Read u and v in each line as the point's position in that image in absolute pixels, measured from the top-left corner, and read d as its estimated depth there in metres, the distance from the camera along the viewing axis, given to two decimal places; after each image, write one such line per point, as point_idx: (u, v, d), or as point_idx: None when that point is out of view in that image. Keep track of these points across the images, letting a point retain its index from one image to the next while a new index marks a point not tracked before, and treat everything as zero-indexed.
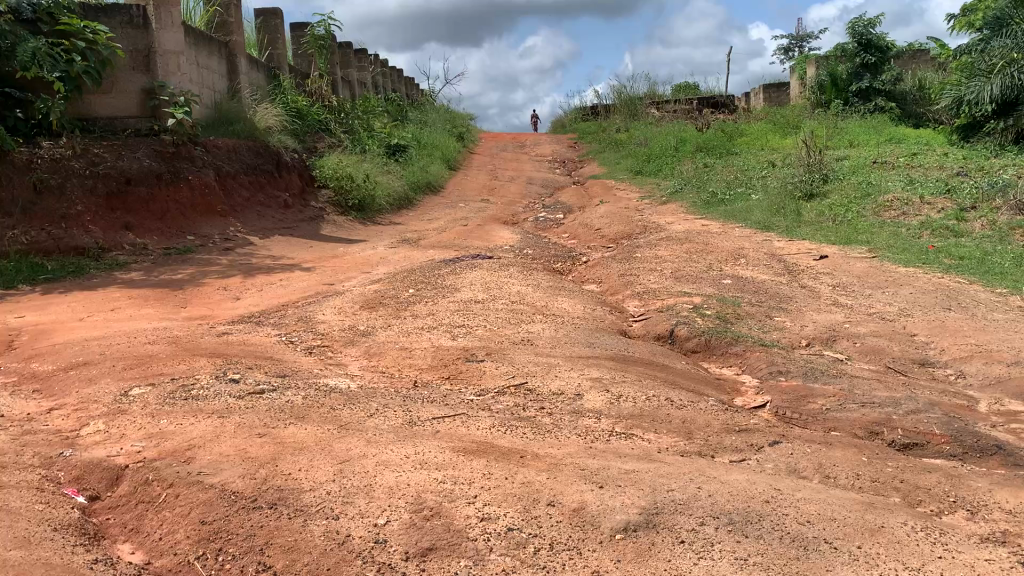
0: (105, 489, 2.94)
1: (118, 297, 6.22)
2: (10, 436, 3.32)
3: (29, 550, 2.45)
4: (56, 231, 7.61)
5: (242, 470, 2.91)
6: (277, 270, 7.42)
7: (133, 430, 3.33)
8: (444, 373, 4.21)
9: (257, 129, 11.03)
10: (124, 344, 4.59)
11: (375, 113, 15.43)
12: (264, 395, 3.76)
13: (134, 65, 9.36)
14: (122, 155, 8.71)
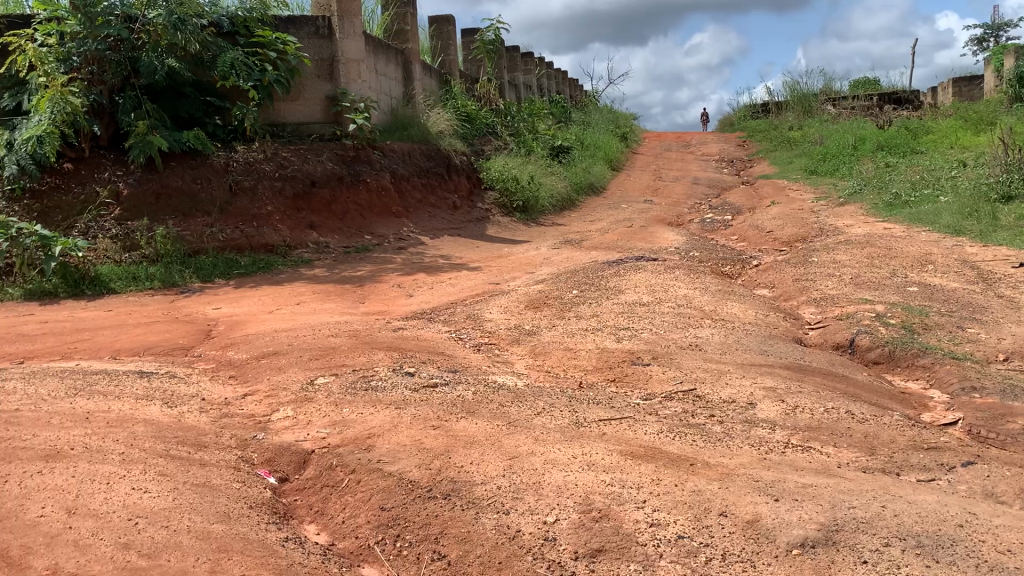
0: (293, 472, 3.15)
1: (303, 291, 6.63)
2: (211, 417, 3.62)
3: (229, 524, 2.66)
4: (249, 229, 8.18)
5: (418, 460, 3.03)
6: (448, 269, 7.66)
7: (319, 417, 3.55)
8: (610, 376, 4.20)
9: (430, 132, 11.44)
10: (309, 336, 4.88)
11: (541, 116, 15.62)
12: (437, 389, 3.90)
13: (319, 73, 9.94)
14: (307, 159, 9.28)
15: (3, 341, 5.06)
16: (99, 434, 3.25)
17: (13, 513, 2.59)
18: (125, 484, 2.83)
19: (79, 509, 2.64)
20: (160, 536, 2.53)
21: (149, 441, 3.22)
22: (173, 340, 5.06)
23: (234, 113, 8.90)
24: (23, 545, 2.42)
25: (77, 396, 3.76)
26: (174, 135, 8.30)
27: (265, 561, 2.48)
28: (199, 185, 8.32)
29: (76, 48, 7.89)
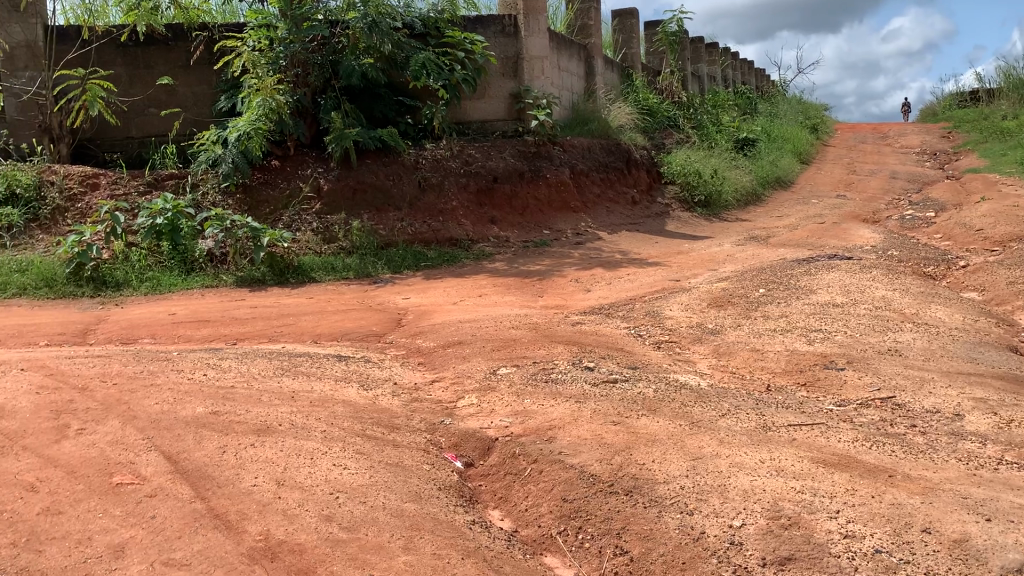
0: (478, 457, 3.25)
1: (484, 284, 6.81)
2: (402, 401, 3.80)
3: (421, 504, 2.80)
4: (435, 223, 8.50)
5: (600, 455, 3.04)
6: (627, 265, 7.62)
7: (502, 407, 3.64)
8: (800, 379, 4.04)
9: (612, 126, 11.41)
10: (492, 328, 5.01)
11: (725, 108, 15.21)
12: (617, 384, 3.90)
13: (504, 71, 10.16)
14: (491, 155, 9.52)
15: (218, 324, 5.54)
16: (303, 412, 3.50)
17: (229, 481, 2.84)
18: (327, 459, 3.03)
19: (287, 481, 2.85)
20: (358, 511, 2.70)
21: (347, 420, 3.43)
22: (367, 327, 5.35)
23: (424, 112, 9.32)
24: (239, 510, 2.66)
25: (283, 376, 4.06)
26: (370, 132, 8.75)
27: (455, 542, 2.59)
28: (391, 181, 8.74)
29: (283, 51, 8.42)
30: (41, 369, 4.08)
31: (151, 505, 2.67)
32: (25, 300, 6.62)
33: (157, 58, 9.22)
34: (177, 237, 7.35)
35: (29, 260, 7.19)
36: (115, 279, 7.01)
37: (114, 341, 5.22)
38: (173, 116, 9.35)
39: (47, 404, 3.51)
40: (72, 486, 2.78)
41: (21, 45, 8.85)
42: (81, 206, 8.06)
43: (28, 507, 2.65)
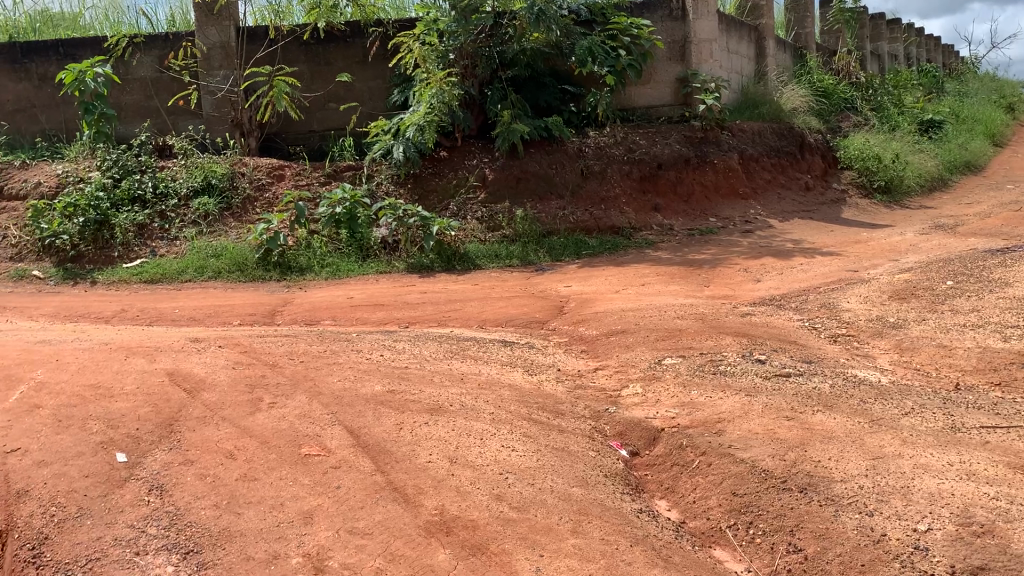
0: (644, 447, 3.24)
1: (648, 273, 6.74)
2: (567, 387, 3.84)
3: (588, 489, 2.84)
4: (598, 211, 8.49)
5: (772, 450, 2.96)
6: (799, 254, 7.31)
7: (667, 397, 3.61)
8: (993, 379, 3.76)
9: (784, 110, 10.97)
10: (657, 317, 4.97)
11: (909, 88, 14.27)
12: (790, 378, 3.77)
13: (671, 55, 9.99)
14: (656, 142, 9.40)
15: (391, 308, 5.79)
16: (472, 394, 3.61)
17: (406, 456, 2.98)
18: (496, 441, 3.12)
19: (459, 459, 2.96)
20: (527, 493, 2.77)
21: (514, 404, 3.51)
22: (531, 314, 5.43)
23: (589, 100, 9.31)
24: (416, 485, 2.79)
25: (452, 359, 4.20)
26: (535, 122, 8.85)
27: (623, 529, 2.61)
28: (554, 169, 8.82)
29: (452, 44, 8.63)
30: (237, 346, 4.42)
31: (335, 476, 2.86)
32: (220, 283, 7.19)
33: (337, 54, 9.71)
34: (354, 225, 7.74)
35: (223, 246, 7.78)
36: (298, 264, 7.47)
37: (298, 322, 5.58)
38: (350, 109, 9.82)
39: (242, 378, 3.81)
40: (265, 455, 3.01)
41: (217, 46, 9.56)
42: (268, 196, 8.68)
43: (228, 472, 2.90)
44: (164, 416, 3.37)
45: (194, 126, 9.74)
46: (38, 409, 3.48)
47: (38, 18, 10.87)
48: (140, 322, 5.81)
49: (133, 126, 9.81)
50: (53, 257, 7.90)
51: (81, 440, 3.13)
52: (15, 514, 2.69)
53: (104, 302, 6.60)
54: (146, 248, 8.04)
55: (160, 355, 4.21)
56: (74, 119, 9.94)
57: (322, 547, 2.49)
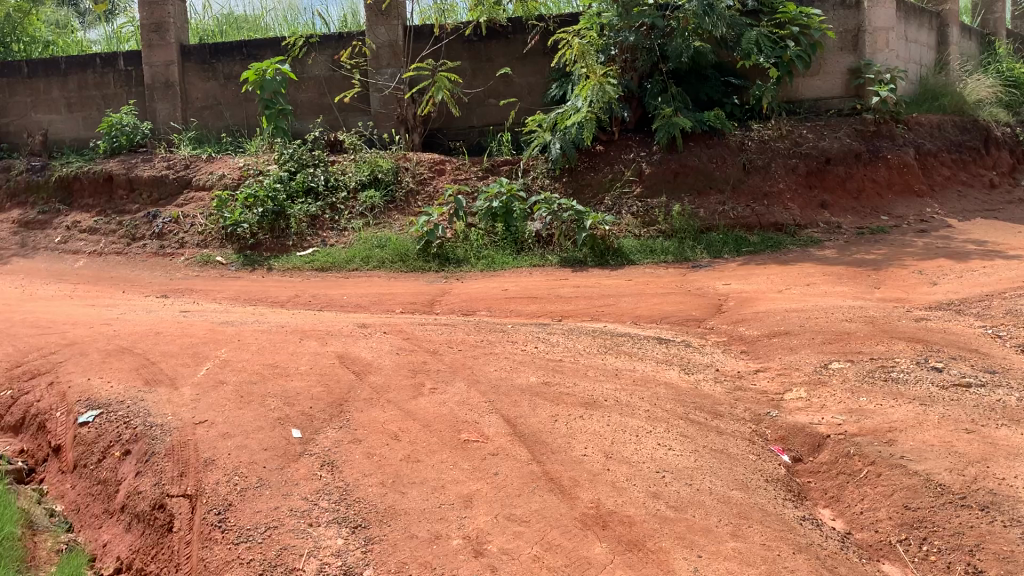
0: (807, 453, 3.13)
1: (813, 272, 6.48)
2: (726, 388, 3.76)
3: (748, 493, 2.79)
4: (759, 207, 8.23)
5: (949, 463, 2.79)
6: (980, 257, 6.82)
7: (833, 403, 3.46)
8: None
9: (967, 101, 10.23)
10: (823, 319, 4.76)
11: None
12: (971, 389, 3.53)
13: (843, 45, 9.54)
14: (824, 136, 9.00)
15: (546, 301, 5.85)
16: (628, 390, 3.60)
17: (562, 448, 3.01)
18: (652, 439, 3.10)
19: (615, 455, 2.96)
20: (685, 492, 2.75)
21: (670, 402, 3.47)
22: (688, 311, 5.34)
23: (753, 92, 9.03)
24: (572, 477, 2.81)
25: (607, 354, 4.21)
26: (696, 116, 8.70)
27: (785, 535, 2.56)
28: (715, 164, 8.61)
29: (612, 39, 8.69)
30: (400, 333, 4.61)
31: (494, 462, 2.93)
32: (384, 272, 7.51)
33: (498, 51, 9.88)
34: (510, 219, 7.88)
35: (387, 237, 8.11)
36: (456, 255, 7.68)
37: (456, 312, 5.75)
38: (510, 105, 9.97)
39: (406, 363, 3.96)
40: (428, 438, 3.13)
41: (385, 45, 9.94)
42: (429, 190, 8.97)
43: (393, 452, 3.03)
44: (334, 397, 3.56)
45: (363, 121, 10.19)
46: (223, 384, 3.77)
47: (225, 21, 11.67)
48: (311, 307, 6.16)
49: (307, 122, 10.38)
50: (234, 244, 8.50)
51: (261, 416, 3.37)
52: (204, 482, 2.94)
53: (279, 288, 7.04)
54: (317, 238, 8.49)
55: (331, 339, 4.45)
56: (255, 115, 10.57)
57: (481, 531, 2.56)
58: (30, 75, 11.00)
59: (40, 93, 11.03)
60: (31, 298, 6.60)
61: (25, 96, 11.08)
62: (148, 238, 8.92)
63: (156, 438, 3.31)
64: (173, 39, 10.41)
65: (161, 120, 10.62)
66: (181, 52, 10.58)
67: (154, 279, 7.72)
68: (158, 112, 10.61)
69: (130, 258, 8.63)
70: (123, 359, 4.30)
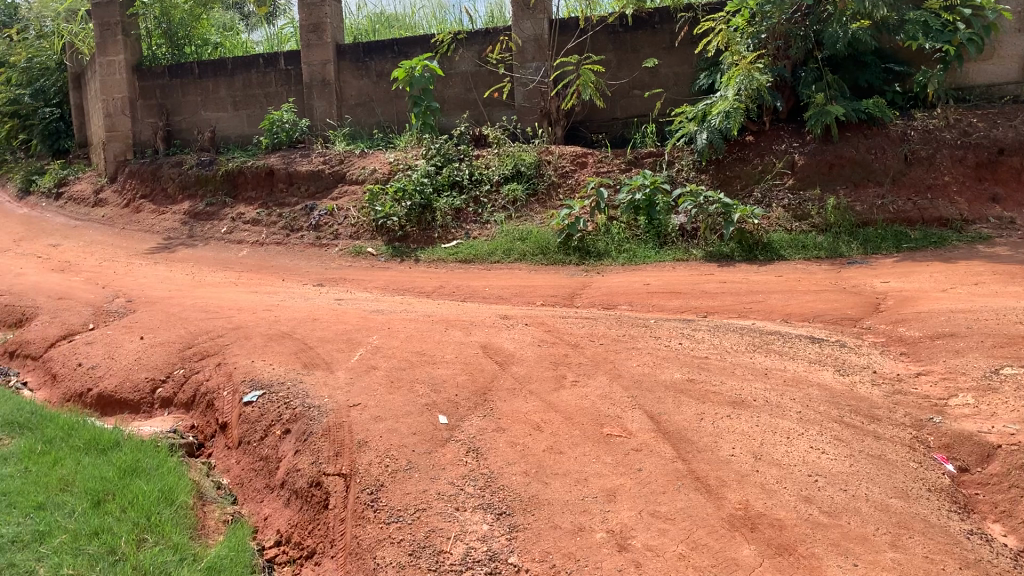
0: (975, 463, 2.93)
1: (982, 271, 6.04)
2: (884, 392, 3.57)
3: (909, 502, 2.65)
4: (922, 201, 7.76)
5: None
6: None
7: (1006, 412, 3.23)
8: None
9: None
10: (994, 321, 4.43)
11: None
12: None
13: (1021, 27, 8.83)
14: (998, 124, 8.33)
15: (691, 296, 5.74)
16: (778, 390, 3.49)
17: (708, 447, 2.95)
18: (804, 441, 2.99)
19: (764, 456, 2.88)
20: (839, 498, 2.64)
21: (823, 405, 3.34)
22: (842, 309, 5.11)
23: (917, 79, 8.50)
24: (719, 477, 2.76)
25: (755, 352, 4.09)
26: (852, 105, 8.25)
27: (950, 550, 2.43)
28: (873, 154, 8.15)
29: (764, 25, 8.38)
30: (541, 324, 4.64)
31: (638, 458, 2.91)
32: (525, 265, 7.60)
33: (644, 41, 9.75)
34: (653, 212, 7.74)
35: (529, 230, 8.18)
36: (597, 248, 7.66)
37: (597, 306, 5.73)
38: (655, 96, 9.82)
39: (548, 355, 3.99)
40: (571, 431, 3.14)
41: (531, 39, 9.97)
42: (571, 182, 8.91)
43: (537, 443, 3.06)
44: (478, 385, 3.63)
45: (507, 115, 10.33)
46: (374, 369, 3.92)
47: (378, 19, 12.08)
48: (456, 298, 6.30)
49: (454, 117, 10.64)
50: (383, 236, 8.83)
51: (410, 401, 3.48)
52: (357, 463, 3.08)
53: (425, 278, 7.24)
54: (461, 230, 8.67)
55: (475, 329, 4.54)
56: (404, 111, 10.89)
57: (626, 526, 2.55)
58: (200, 77, 11.80)
59: (209, 93, 11.82)
60: (200, 285, 7.09)
61: (196, 96, 11.90)
62: (304, 229, 9.39)
63: (314, 419, 3.49)
64: (330, 38, 10.87)
65: (317, 117, 11.13)
66: (337, 50, 11.03)
67: (311, 269, 8.13)
68: (315, 109, 11.12)
69: (288, 248, 9.12)
70: (282, 343, 4.55)
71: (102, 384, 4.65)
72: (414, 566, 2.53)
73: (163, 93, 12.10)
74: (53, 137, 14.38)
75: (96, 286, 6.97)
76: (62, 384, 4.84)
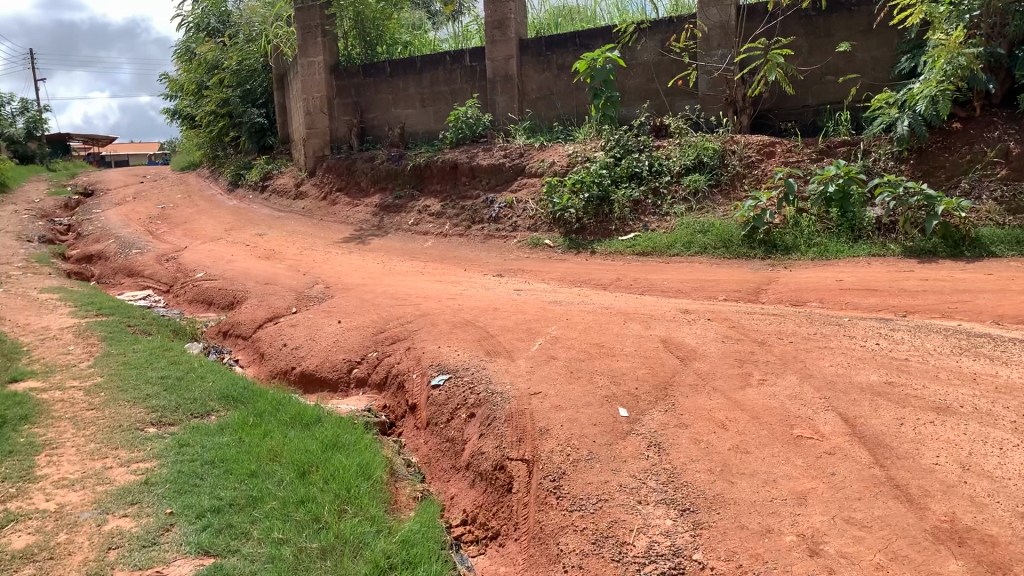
0: None
1: None
2: None
3: None
4: None
5: None
6: None
7: None
8: None
9: None
10: None
11: None
12: None
13: None
14: None
15: (887, 294, 5.40)
16: (988, 398, 3.22)
17: (909, 454, 2.78)
18: (1019, 454, 2.75)
19: (973, 467, 2.68)
20: None
21: None
22: None
23: None
24: (921, 486, 2.59)
25: (963, 356, 3.79)
26: None
27: None
28: None
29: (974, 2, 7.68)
30: (724, 320, 4.53)
31: (831, 462, 2.79)
32: (706, 258, 7.46)
33: (838, 24, 9.23)
34: (846, 205, 7.34)
35: (711, 222, 7.99)
36: (784, 242, 7.38)
37: (783, 303, 5.52)
38: (851, 82, 9.28)
39: (733, 352, 3.90)
40: (757, 430, 3.06)
41: (716, 27, 9.69)
42: (757, 173, 8.52)
43: (721, 441, 3.00)
44: (660, 379, 3.61)
45: (690, 105, 10.13)
46: (554, 359, 3.98)
47: (560, 13, 12.16)
48: (634, 291, 6.26)
49: (634, 107, 10.60)
50: (561, 228, 8.95)
51: (589, 392, 3.51)
52: (540, 450, 3.14)
53: (603, 270, 7.25)
54: (640, 222, 8.60)
55: (656, 323, 4.50)
56: (584, 103, 10.89)
57: (818, 530, 2.46)
58: (391, 74, 12.36)
59: (399, 90, 12.36)
60: (389, 273, 7.45)
61: (387, 94, 12.49)
62: (485, 221, 9.66)
63: (497, 404, 3.60)
64: (514, 33, 11.03)
65: (500, 111, 11.39)
66: (520, 45, 11.19)
67: (491, 259, 8.35)
68: (498, 104, 11.38)
69: (471, 239, 9.42)
70: (466, 331, 4.71)
71: (303, 363, 5.00)
72: (598, 555, 2.56)
73: (357, 92, 12.80)
74: (259, 135, 15.52)
75: (297, 273, 7.49)
76: (269, 362, 5.26)
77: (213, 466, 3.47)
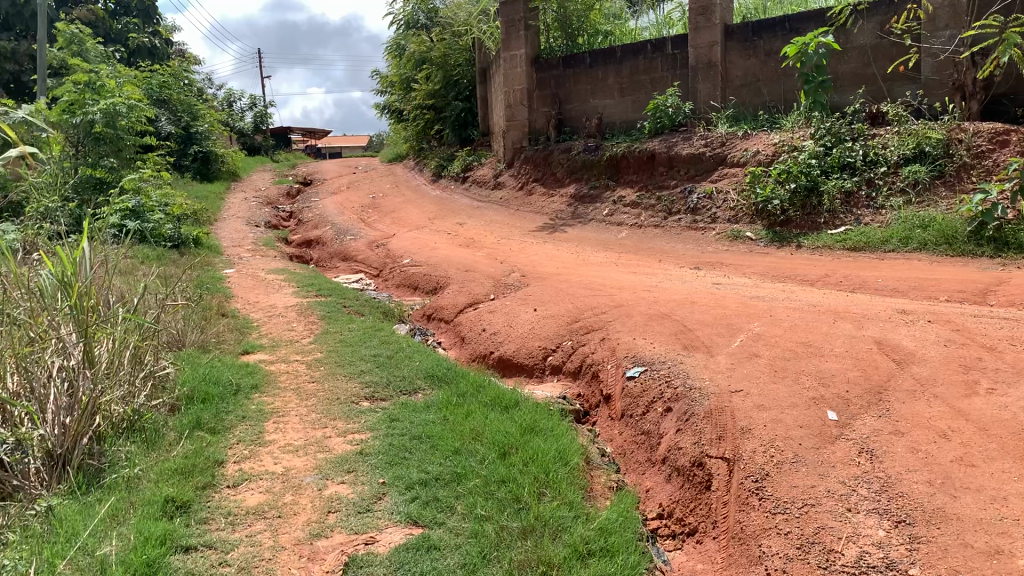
0: None
1: None
2: None
3: None
4: None
5: None
6: None
7: None
8: None
9: None
10: None
11: None
12: None
13: None
14: None
15: None
16: None
17: None
18: None
19: None
20: None
21: None
22: None
23: None
24: None
25: None
26: None
27: None
28: None
29: None
30: (947, 323, 4.20)
31: None
32: (926, 256, 6.96)
33: None
34: None
35: (931, 216, 7.43)
36: (1018, 240, 6.65)
37: (1016, 306, 5.04)
38: None
39: (957, 357, 3.61)
40: (985, 443, 2.83)
41: (945, 6, 8.93)
42: (988, 163, 7.67)
43: (943, 452, 2.80)
44: (873, 383, 3.41)
45: (912, 90, 9.43)
46: (756, 357, 3.87)
47: None
48: (842, 289, 5.94)
49: (847, 94, 10.12)
50: (764, 221, 8.69)
51: (795, 393, 3.38)
52: (741, 449, 3.07)
53: (809, 266, 6.94)
54: (851, 216, 8.14)
55: (868, 323, 4.25)
56: (792, 89, 10.35)
57: None
58: (591, 65, 12.44)
59: (599, 81, 12.39)
60: (586, 263, 7.50)
61: (587, 85, 12.57)
62: (683, 212, 9.53)
63: (696, 400, 3.55)
64: (719, 19, 10.71)
65: (702, 99, 11.13)
66: (726, 31, 10.87)
67: (688, 251, 8.23)
68: (700, 91, 11.13)
69: (668, 231, 9.34)
70: (662, 324, 4.67)
71: (501, 349, 5.17)
72: (804, 560, 2.48)
73: (557, 84, 13.00)
74: (461, 128, 16.36)
75: (496, 261, 7.72)
76: (470, 345, 5.49)
77: (420, 442, 3.67)
